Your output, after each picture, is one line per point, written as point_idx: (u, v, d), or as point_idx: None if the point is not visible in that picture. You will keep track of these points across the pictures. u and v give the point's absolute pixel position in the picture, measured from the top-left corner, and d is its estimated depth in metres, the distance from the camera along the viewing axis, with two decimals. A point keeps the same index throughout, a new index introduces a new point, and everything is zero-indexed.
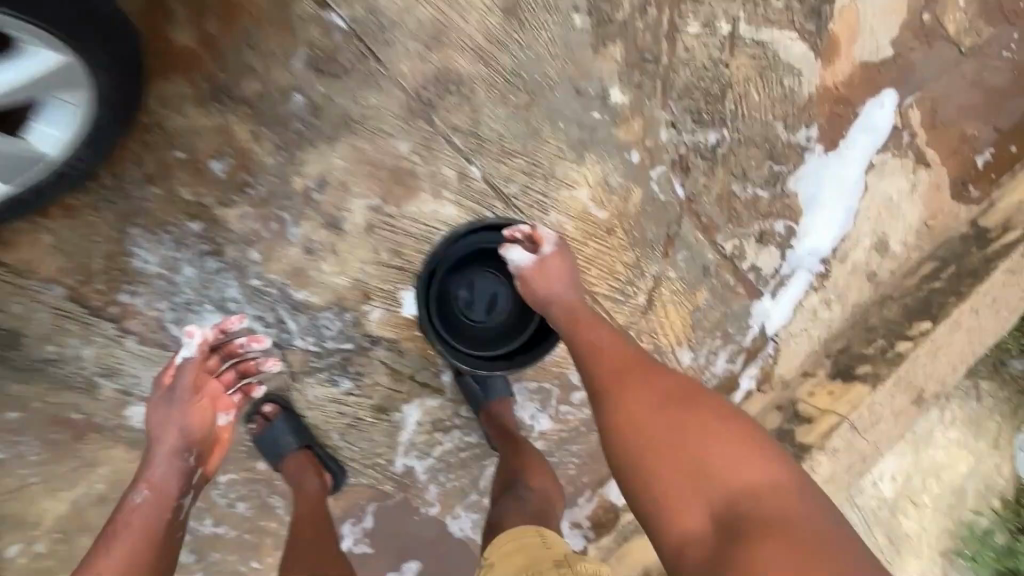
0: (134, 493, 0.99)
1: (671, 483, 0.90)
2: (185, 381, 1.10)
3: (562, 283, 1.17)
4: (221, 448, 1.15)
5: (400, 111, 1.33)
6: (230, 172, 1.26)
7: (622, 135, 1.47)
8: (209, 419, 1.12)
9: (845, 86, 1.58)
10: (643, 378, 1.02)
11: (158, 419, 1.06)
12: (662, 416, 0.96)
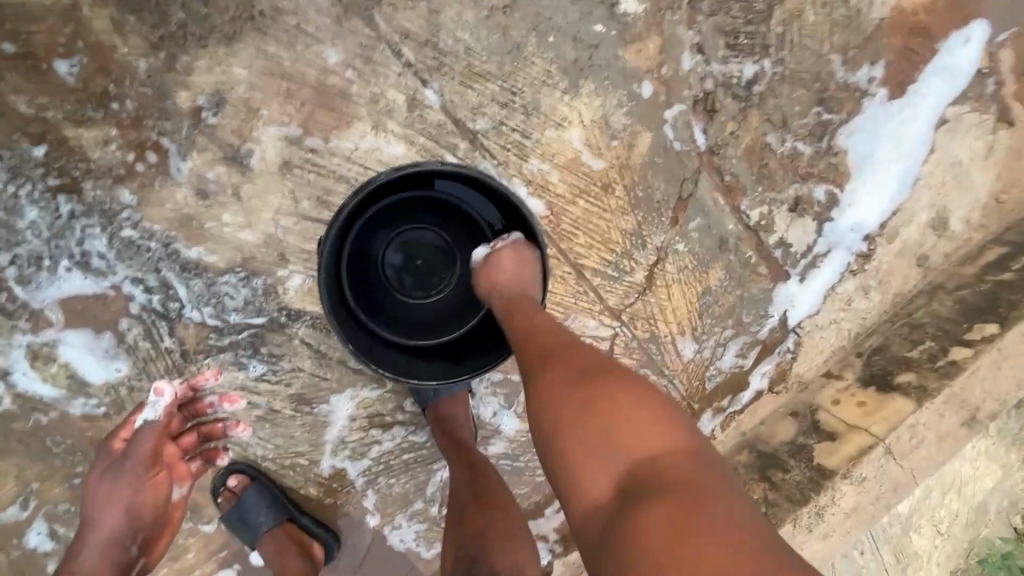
0: None
1: (567, 446, 0.66)
2: (143, 449, 0.94)
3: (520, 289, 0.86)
4: (173, 527, 1.02)
5: (328, 6, 0.97)
6: (85, 78, 0.92)
7: (631, 60, 1.11)
8: (162, 496, 0.98)
9: (926, 11, 1.21)
10: (542, 329, 0.79)
11: (102, 494, 0.92)
12: (559, 365, 0.72)
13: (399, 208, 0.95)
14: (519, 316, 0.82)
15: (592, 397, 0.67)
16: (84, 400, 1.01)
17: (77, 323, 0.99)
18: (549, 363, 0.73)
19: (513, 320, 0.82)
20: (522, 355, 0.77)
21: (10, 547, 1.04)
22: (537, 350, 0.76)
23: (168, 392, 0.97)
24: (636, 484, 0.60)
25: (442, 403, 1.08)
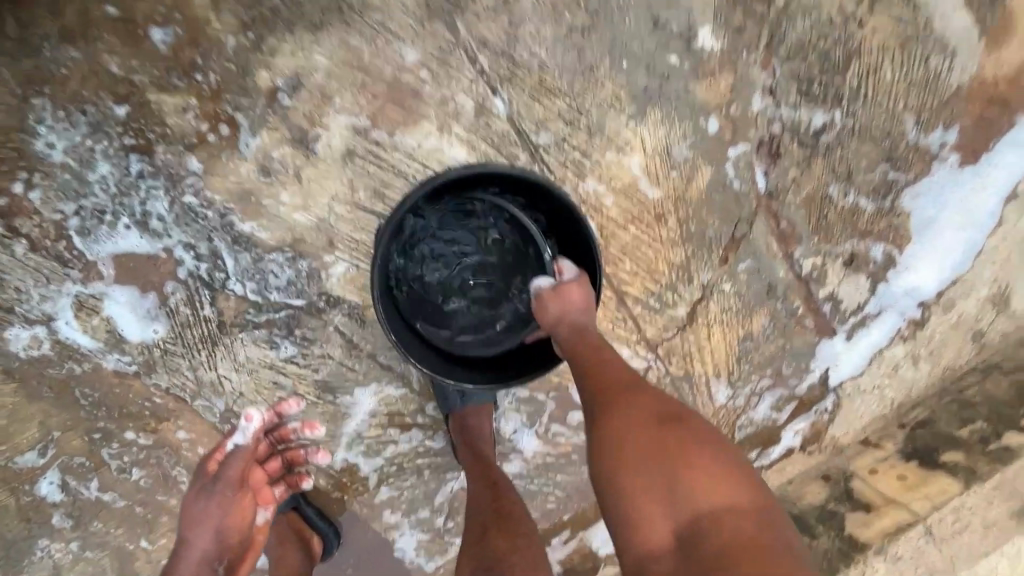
0: None
1: (628, 486, 0.65)
2: (232, 471, 0.92)
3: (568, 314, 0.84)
4: (256, 552, 0.98)
5: (414, 7, 1.00)
6: (175, 49, 0.95)
7: (701, 94, 1.10)
8: (249, 518, 0.96)
9: (1008, 82, 1.17)
10: (607, 365, 0.78)
11: (191, 516, 0.90)
12: (629, 409, 0.71)
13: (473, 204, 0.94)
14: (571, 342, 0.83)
15: (666, 454, 0.65)
16: (119, 356, 1.03)
17: (124, 281, 1.01)
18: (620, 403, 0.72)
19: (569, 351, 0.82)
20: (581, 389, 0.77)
21: (21, 492, 1.05)
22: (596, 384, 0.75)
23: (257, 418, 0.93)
24: (710, 540, 0.59)
25: (462, 413, 1.06)
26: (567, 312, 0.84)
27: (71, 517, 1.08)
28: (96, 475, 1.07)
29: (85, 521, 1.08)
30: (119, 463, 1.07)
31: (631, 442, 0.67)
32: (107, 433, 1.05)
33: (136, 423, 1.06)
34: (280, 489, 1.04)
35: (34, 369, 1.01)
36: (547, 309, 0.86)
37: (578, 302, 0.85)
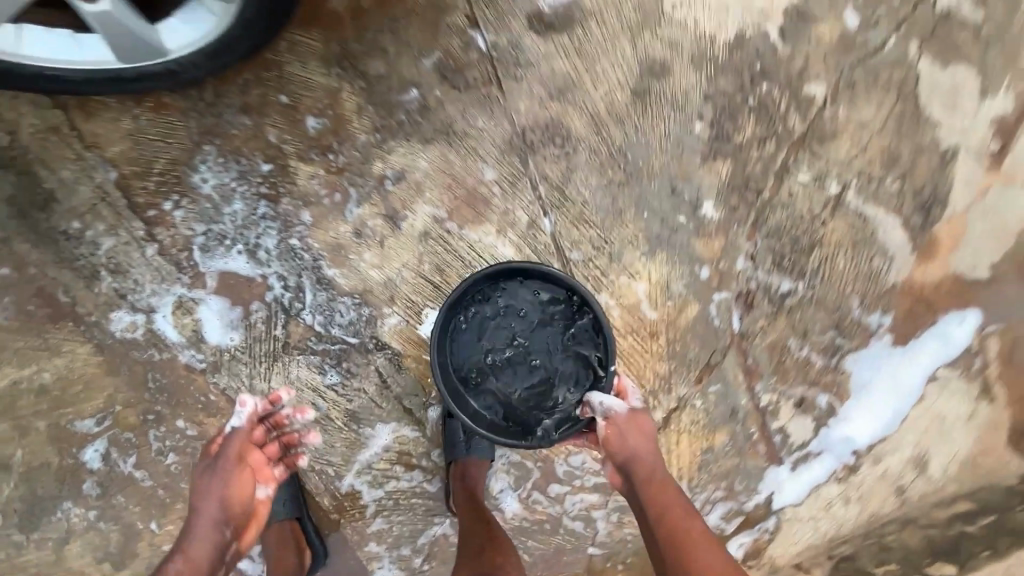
0: (171, 563, 1.01)
1: None
2: (230, 451, 1.07)
3: (635, 452, 1.12)
4: (259, 522, 1.11)
5: (500, 142, 1.34)
6: (320, 134, 1.26)
7: (699, 248, 1.43)
8: (249, 492, 1.09)
9: (931, 289, 1.51)
10: (685, 517, 1.06)
11: (199, 491, 1.05)
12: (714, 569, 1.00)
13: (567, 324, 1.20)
14: (644, 480, 1.11)
15: None
16: (194, 352, 1.22)
17: (221, 293, 1.23)
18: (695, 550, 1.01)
19: (652, 501, 1.08)
20: (668, 540, 1.03)
21: (66, 454, 1.19)
22: (685, 539, 1.03)
23: (249, 404, 1.09)
24: None
25: (462, 464, 1.25)
26: (644, 456, 1.12)
27: (99, 486, 1.20)
28: (136, 452, 1.21)
29: (110, 493, 1.20)
30: (160, 445, 1.22)
31: None
32: (160, 417, 1.22)
33: (187, 413, 1.23)
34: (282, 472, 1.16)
35: (122, 349, 1.20)
36: (619, 432, 1.13)
37: (645, 435, 1.14)
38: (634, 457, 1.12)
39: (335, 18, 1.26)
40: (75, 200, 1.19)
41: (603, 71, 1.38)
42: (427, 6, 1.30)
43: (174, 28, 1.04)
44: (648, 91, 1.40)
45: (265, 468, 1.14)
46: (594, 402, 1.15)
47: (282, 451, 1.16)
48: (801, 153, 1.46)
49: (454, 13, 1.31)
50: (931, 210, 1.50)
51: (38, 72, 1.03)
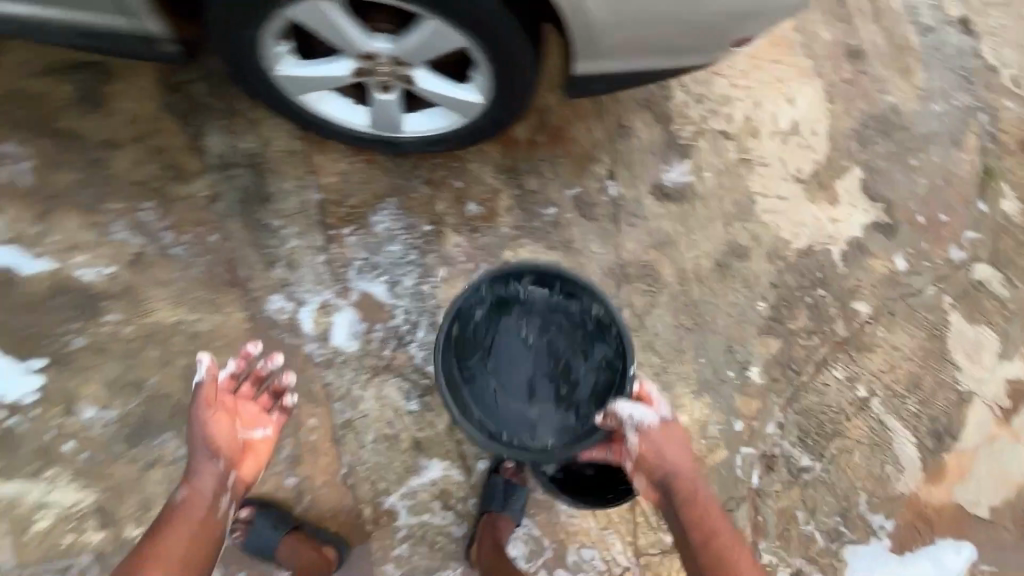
0: (176, 498, 1.10)
1: None
2: (204, 395, 1.16)
3: (673, 467, 1.17)
4: (255, 458, 1.22)
5: (604, 267, 1.67)
6: (474, 217, 1.62)
7: (739, 403, 1.66)
8: (236, 431, 1.20)
9: (934, 510, 1.67)
10: (725, 530, 1.08)
11: (188, 435, 1.15)
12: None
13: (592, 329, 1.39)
14: (684, 490, 1.14)
15: None
16: (317, 346, 1.48)
17: (357, 307, 1.52)
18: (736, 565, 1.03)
19: (694, 510, 1.11)
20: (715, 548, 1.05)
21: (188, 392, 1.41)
22: (732, 548, 1.05)
23: (209, 359, 1.16)
24: None
25: (492, 514, 1.41)
26: (681, 467, 1.18)
27: None
28: None
29: None
30: None
31: None
32: None
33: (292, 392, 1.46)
34: (274, 416, 1.28)
35: (266, 325, 1.47)
36: (648, 436, 1.20)
37: (678, 445, 1.21)
38: (674, 472, 1.16)
39: (514, 141, 1.67)
40: (283, 205, 1.53)
41: (697, 239, 1.73)
42: (582, 154, 1.71)
43: (414, 120, 1.41)
44: (728, 265, 1.73)
45: (260, 415, 1.26)
46: (624, 417, 1.20)
47: (271, 400, 1.28)
48: (840, 353, 1.73)
49: (599, 164, 1.71)
50: (944, 439, 1.71)
51: (316, 122, 1.42)
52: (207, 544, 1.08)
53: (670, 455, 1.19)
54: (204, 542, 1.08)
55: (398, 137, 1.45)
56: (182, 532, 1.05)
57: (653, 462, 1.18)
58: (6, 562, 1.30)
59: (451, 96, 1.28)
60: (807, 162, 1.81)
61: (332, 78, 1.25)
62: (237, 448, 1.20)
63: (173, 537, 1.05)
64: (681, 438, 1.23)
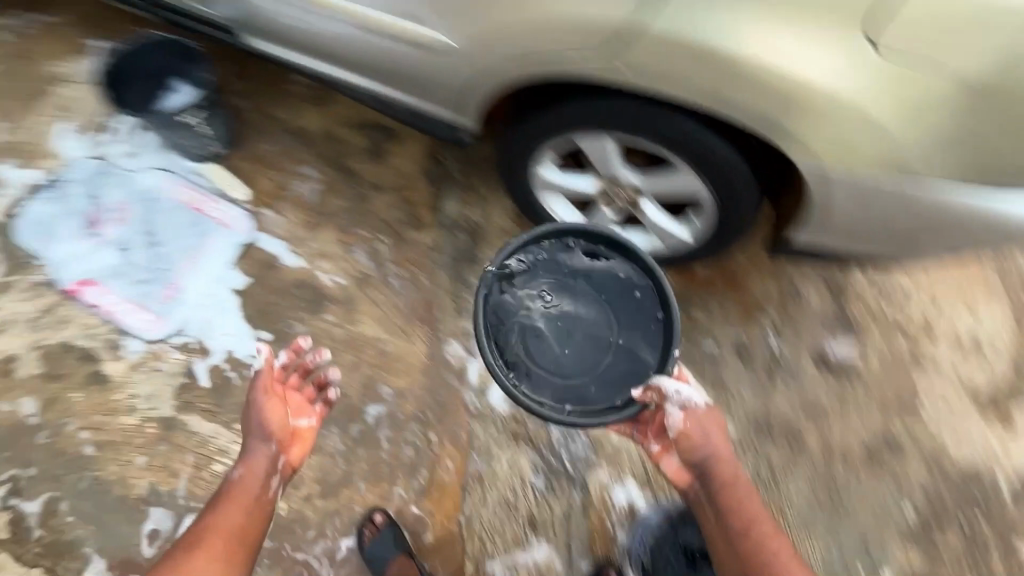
0: (234, 471, 1.24)
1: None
2: (259, 382, 1.29)
3: (711, 450, 1.27)
4: (301, 445, 1.32)
5: (750, 416, 1.72)
6: None
7: None
8: (287, 417, 1.31)
9: None
10: (749, 500, 1.24)
11: (245, 416, 1.29)
12: (775, 537, 1.19)
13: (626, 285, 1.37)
14: (720, 467, 1.27)
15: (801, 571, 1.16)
16: (474, 397, 1.64)
17: None
18: (769, 544, 1.18)
19: (725, 482, 1.26)
20: (735, 514, 1.22)
21: (362, 400, 1.62)
22: (751, 513, 1.22)
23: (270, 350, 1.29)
24: None
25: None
26: (719, 448, 1.28)
27: (360, 434, 1.59)
28: (396, 431, 1.60)
29: (362, 443, 1.58)
30: (413, 439, 1.59)
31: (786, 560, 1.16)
32: (425, 421, 1.61)
33: (441, 431, 1.61)
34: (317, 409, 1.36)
35: (440, 363, 1.67)
36: (683, 411, 1.27)
37: (719, 431, 1.29)
38: (711, 455, 1.27)
39: (692, 274, 1.82)
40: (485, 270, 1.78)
41: (850, 420, 1.73)
42: (752, 303, 1.81)
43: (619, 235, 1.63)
44: (880, 457, 1.70)
45: (305, 406, 1.36)
46: (670, 394, 1.25)
47: (318, 392, 1.38)
48: None
49: (766, 318, 1.80)
50: None
51: (541, 217, 1.65)
52: (258, 517, 1.21)
53: (708, 437, 1.28)
54: (255, 516, 1.21)
55: None
56: (239, 504, 1.19)
57: (687, 437, 1.27)
58: (181, 490, 1.50)
59: (666, 227, 1.51)
60: (985, 379, 1.76)
61: (578, 188, 1.49)
62: (288, 432, 1.31)
63: (230, 512, 1.18)
64: (719, 422, 1.31)
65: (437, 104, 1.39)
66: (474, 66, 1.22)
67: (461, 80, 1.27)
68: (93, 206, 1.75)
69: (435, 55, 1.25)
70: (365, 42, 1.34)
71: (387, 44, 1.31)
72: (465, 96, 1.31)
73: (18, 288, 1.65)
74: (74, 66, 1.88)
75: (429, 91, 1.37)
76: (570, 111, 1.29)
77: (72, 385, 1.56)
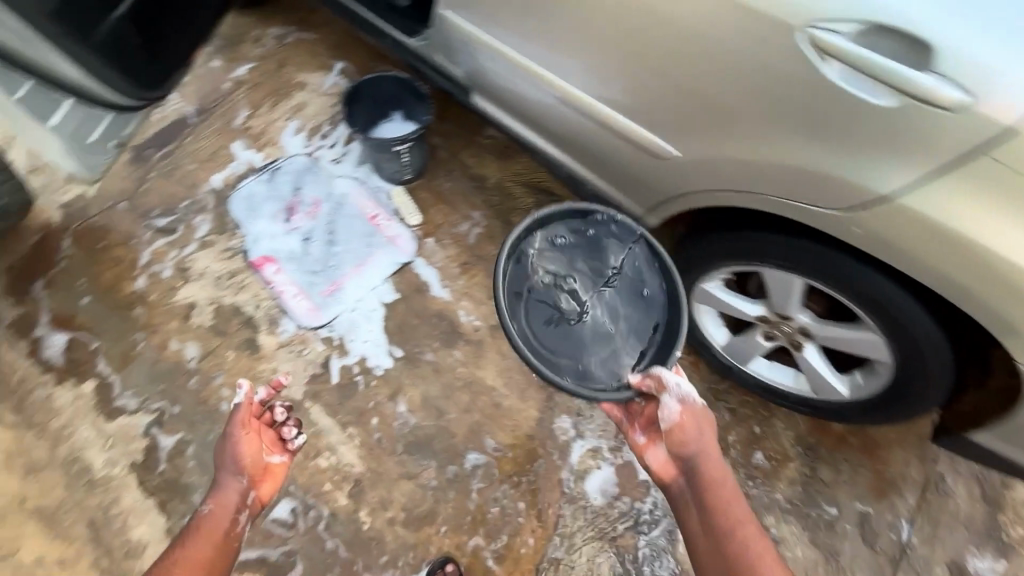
0: (205, 505, 1.24)
1: None
2: (239, 416, 1.32)
3: (700, 446, 1.20)
4: (272, 481, 1.34)
5: None
6: (756, 466, 1.67)
7: None
8: (260, 453, 1.34)
9: None
10: (733, 499, 1.14)
11: (220, 449, 1.31)
12: (756, 537, 1.08)
13: (644, 291, 1.39)
14: (706, 461, 1.19)
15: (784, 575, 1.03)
16: (571, 478, 1.61)
17: (617, 469, 1.63)
18: (752, 547, 1.06)
19: (709, 478, 1.17)
20: (716, 511, 1.13)
21: (464, 442, 1.64)
22: (734, 511, 1.12)
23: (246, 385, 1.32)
24: None
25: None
26: (707, 446, 1.20)
27: (454, 475, 1.60)
28: (488, 485, 1.60)
29: (455, 485, 1.59)
30: (501, 498, 1.59)
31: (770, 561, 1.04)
32: (519, 485, 1.60)
33: (531, 502, 1.59)
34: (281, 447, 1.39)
35: (547, 432, 1.66)
36: (670, 397, 1.22)
37: (711, 433, 1.22)
38: (700, 453, 1.19)
39: (827, 427, 1.70)
40: None
41: None
42: (889, 479, 1.65)
43: (761, 364, 1.60)
44: None
45: (276, 444, 1.40)
46: (668, 383, 1.22)
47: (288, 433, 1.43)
48: None
49: (902, 501, 1.63)
50: None
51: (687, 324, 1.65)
52: (225, 549, 1.17)
53: (699, 436, 1.21)
54: (221, 553, 1.17)
55: (738, 366, 1.63)
56: (210, 534, 1.18)
57: (672, 431, 1.22)
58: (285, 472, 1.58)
59: (821, 376, 1.45)
60: None
61: (745, 311, 1.46)
62: (260, 468, 1.33)
63: (200, 541, 1.16)
64: (710, 421, 1.23)
65: (631, 198, 1.50)
66: (688, 181, 1.28)
67: (668, 188, 1.35)
68: (294, 195, 2.00)
69: (650, 160, 1.33)
70: (585, 129, 1.44)
71: (606, 138, 1.40)
72: (665, 200, 1.40)
73: (216, 247, 1.90)
74: (316, 80, 2.21)
75: (628, 185, 1.47)
76: (754, 240, 1.30)
77: (230, 344, 1.74)
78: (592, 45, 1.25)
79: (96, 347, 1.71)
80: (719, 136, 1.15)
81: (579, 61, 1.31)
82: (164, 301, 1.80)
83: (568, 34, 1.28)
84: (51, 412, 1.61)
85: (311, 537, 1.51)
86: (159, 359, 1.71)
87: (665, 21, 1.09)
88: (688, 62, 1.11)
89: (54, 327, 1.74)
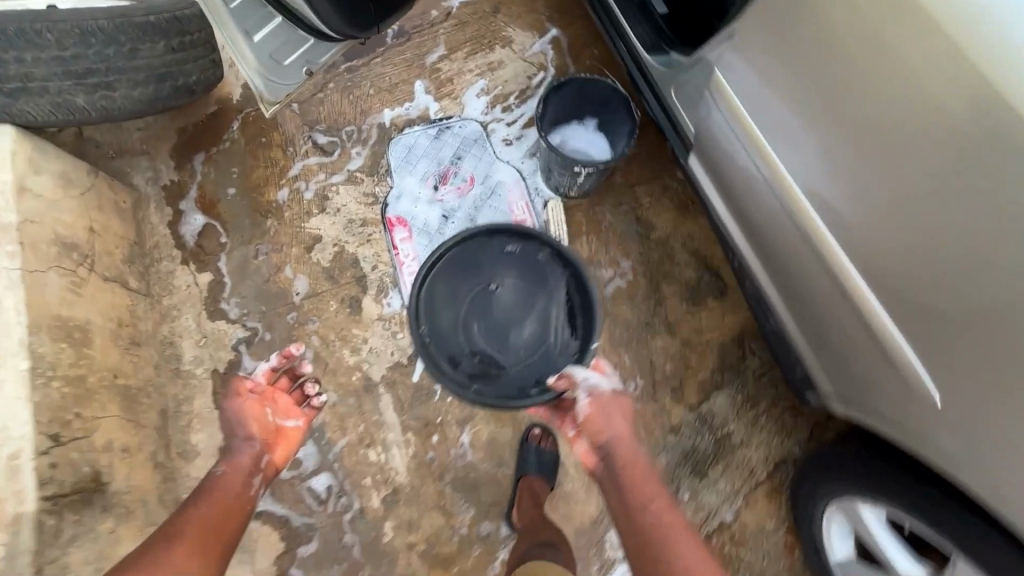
0: (216, 468, 1.24)
1: (672, 563, 1.04)
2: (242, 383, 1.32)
3: (614, 432, 1.23)
4: (286, 446, 1.35)
5: None
6: None
7: None
8: (270, 421, 1.33)
9: None
10: (640, 473, 1.18)
11: (229, 419, 1.31)
12: (669, 515, 1.11)
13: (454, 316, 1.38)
14: (620, 446, 1.21)
15: (691, 539, 1.08)
16: None
17: None
18: (663, 523, 1.10)
19: (621, 461, 1.20)
20: (628, 494, 1.15)
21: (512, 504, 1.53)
22: (645, 491, 1.15)
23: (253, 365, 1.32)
24: None
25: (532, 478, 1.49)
26: (620, 429, 1.23)
27: (488, 532, 1.51)
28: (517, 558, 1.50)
29: (485, 542, 1.50)
30: None
31: (678, 533, 1.09)
32: None
33: None
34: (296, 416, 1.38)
35: (595, 538, 1.51)
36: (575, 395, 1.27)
37: (625, 418, 1.26)
38: (614, 437, 1.22)
39: None
40: (700, 492, 1.57)
41: None
42: None
43: None
44: None
45: (292, 407, 1.39)
46: (577, 380, 1.26)
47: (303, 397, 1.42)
48: None
49: None
50: None
51: (807, 518, 1.39)
52: (237, 515, 1.18)
53: (612, 422, 1.25)
54: (234, 514, 1.17)
55: None
56: (219, 500, 1.17)
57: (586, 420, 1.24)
58: (337, 446, 1.55)
59: None
60: None
61: (895, 564, 1.19)
62: (272, 432, 1.33)
63: (211, 504, 1.16)
64: (623, 403, 1.27)
65: (824, 373, 1.29)
66: (902, 379, 1.05)
67: (872, 372, 1.12)
68: (452, 163, 1.86)
69: (864, 330, 1.09)
70: (808, 277, 1.18)
71: (828, 300, 1.16)
72: (867, 395, 1.17)
73: (361, 187, 1.82)
74: (524, 41, 1.97)
75: (820, 342, 1.25)
76: (956, 521, 1.03)
77: (335, 294, 1.70)
78: (841, 167, 1.00)
79: (224, 243, 1.74)
80: (936, 341, 0.96)
81: (836, 188, 1.03)
82: (296, 224, 1.77)
83: (848, 172, 1.00)
84: (168, 288, 1.67)
85: (335, 523, 1.50)
86: (272, 280, 1.71)
87: (921, 143, 0.87)
88: (904, 192, 0.92)
89: (196, 207, 1.78)
